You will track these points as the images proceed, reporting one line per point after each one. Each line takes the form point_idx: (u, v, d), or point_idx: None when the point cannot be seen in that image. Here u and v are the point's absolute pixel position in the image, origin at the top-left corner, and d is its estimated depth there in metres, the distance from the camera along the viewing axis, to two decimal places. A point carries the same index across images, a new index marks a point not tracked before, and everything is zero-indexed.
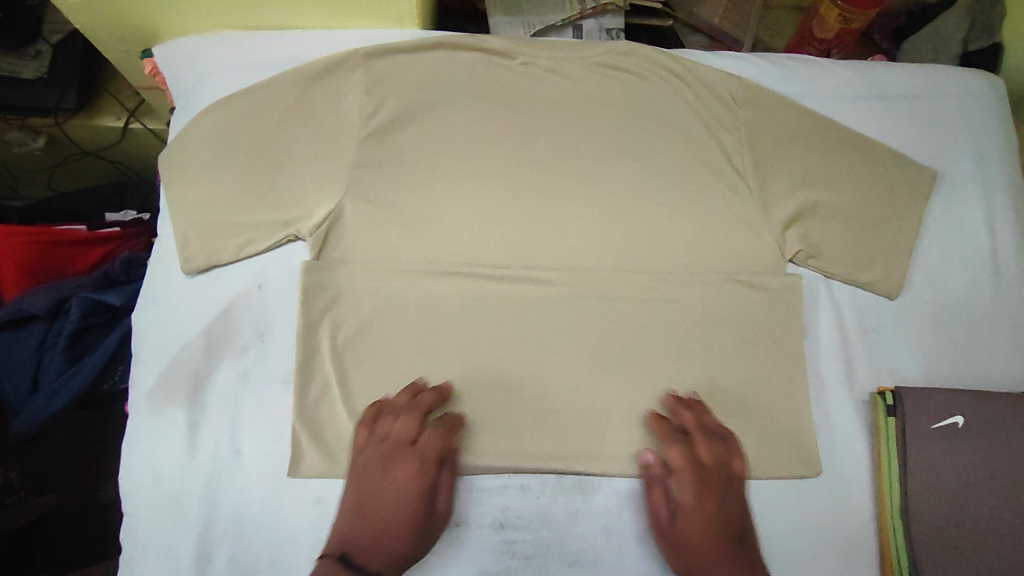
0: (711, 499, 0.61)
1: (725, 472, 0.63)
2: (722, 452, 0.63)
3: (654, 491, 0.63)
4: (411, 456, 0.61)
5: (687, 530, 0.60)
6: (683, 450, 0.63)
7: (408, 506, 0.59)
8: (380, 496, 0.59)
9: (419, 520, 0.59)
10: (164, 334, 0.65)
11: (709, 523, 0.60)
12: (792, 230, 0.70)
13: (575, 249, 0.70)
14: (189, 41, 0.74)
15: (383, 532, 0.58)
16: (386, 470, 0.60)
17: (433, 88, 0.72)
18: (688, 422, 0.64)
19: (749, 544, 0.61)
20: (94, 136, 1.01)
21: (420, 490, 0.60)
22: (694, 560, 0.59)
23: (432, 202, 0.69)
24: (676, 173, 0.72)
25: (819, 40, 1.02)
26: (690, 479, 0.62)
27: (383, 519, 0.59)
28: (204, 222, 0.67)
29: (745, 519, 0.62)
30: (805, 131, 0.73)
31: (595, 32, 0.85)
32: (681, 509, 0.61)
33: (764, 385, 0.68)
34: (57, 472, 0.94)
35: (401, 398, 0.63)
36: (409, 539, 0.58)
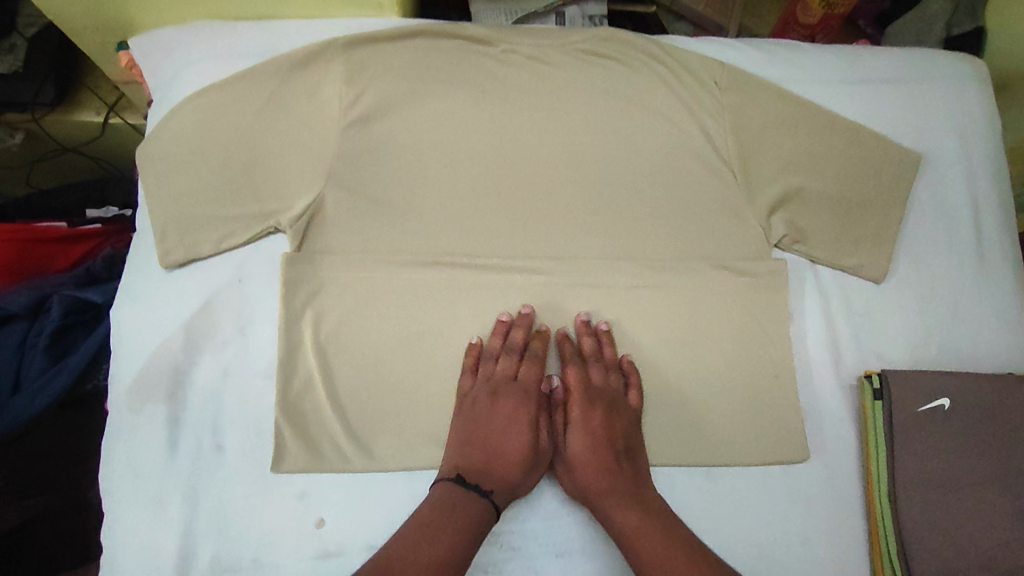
0: (598, 416, 0.64)
1: (610, 397, 0.65)
2: (614, 379, 0.66)
3: (548, 416, 0.65)
4: (514, 391, 0.65)
5: (578, 443, 0.63)
6: (577, 372, 0.66)
7: (516, 435, 0.63)
8: (489, 428, 0.63)
9: (532, 451, 0.62)
10: (143, 330, 0.64)
11: (591, 438, 0.63)
12: (776, 216, 0.71)
13: (559, 237, 0.70)
14: (164, 32, 0.73)
15: (496, 459, 0.61)
16: (494, 405, 0.63)
17: (414, 76, 0.71)
18: (587, 347, 0.66)
19: (637, 462, 0.63)
20: (73, 132, 1.00)
21: (528, 423, 0.64)
22: (579, 473, 0.62)
23: (415, 191, 0.69)
24: (661, 160, 0.72)
25: (803, 25, 1.02)
26: (578, 399, 0.65)
27: (497, 445, 0.62)
28: (181, 216, 0.66)
29: (631, 437, 0.64)
30: (789, 115, 0.72)
31: (578, 18, 0.84)
32: (572, 424, 0.64)
33: (752, 371, 0.68)
34: (42, 476, 0.92)
35: (497, 337, 0.66)
36: (520, 466, 0.61)
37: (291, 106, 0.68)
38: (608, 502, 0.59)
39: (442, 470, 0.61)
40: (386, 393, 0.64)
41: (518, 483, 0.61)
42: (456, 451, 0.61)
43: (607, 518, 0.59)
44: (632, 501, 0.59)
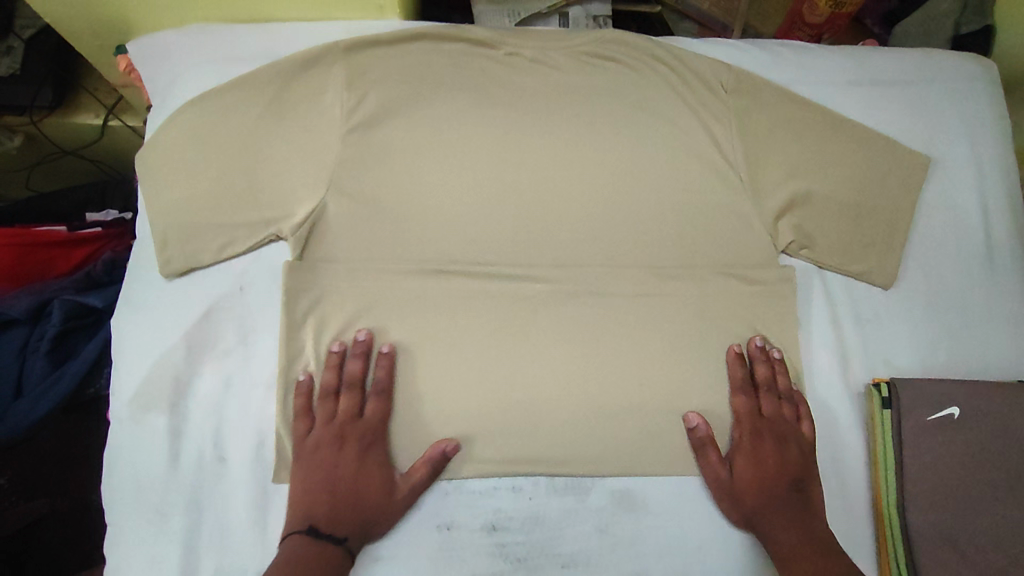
0: (769, 445, 0.64)
1: (784, 428, 0.65)
2: (787, 410, 0.66)
3: (708, 450, 0.64)
4: (358, 429, 0.61)
5: (744, 473, 0.63)
6: (748, 400, 0.65)
7: (365, 476, 0.60)
8: (337, 474, 0.60)
9: (385, 490, 0.60)
10: (144, 339, 0.63)
11: (760, 468, 0.63)
12: (784, 221, 0.70)
13: (563, 244, 0.69)
14: (163, 36, 0.72)
15: (347, 505, 0.59)
16: (340, 448, 0.60)
17: (416, 81, 0.70)
18: (761, 375, 0.66)
19: (807, 494, 0.63)
20: (72, 134, 0.99)
21: (381, 462, 0.61)
22: (745, 502, 0.62)
23: (418, 198, 0.68)
24: (666, 165, 0.71)
25: (809, 24, 1.01)
26: (746, 428, 0.65)
27: (344, 490, 0.59)
28: (182, 224, 0.65)
29: (804, 469, 0.64)
30: (796, 119, 0.72)
31: (582, 19, 0.83)
32: (739, 453, 0.64)
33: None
34: (49, 476, 0.94)
35: (331, 371, 0.63)
36: (369, 508, 0.59)
37: (292, 113, 0.67)
38: (779, 532, 0.61)
39: (290, 524, 0.58)
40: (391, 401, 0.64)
41: (376, 526, 0.60)
42: (305, 502, 0.59)
43: (772, 545, 0.61)
44: (801, 531, 0.60)
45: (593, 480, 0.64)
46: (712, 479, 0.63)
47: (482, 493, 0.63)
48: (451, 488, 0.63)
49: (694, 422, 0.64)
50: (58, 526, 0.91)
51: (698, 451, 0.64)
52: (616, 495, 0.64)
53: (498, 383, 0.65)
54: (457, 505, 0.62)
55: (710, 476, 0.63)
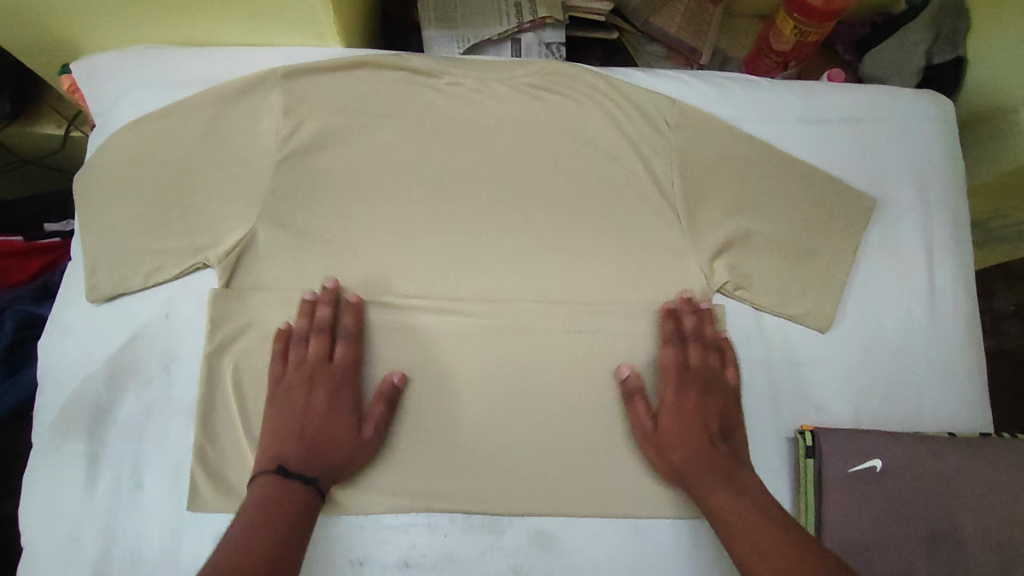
0: (693, 395, 0.64)
1: (709, 376, 0.65)
2: (713, 360, 0.66)
3: (636, 401, 0.65)
4: (329, 373, 0.62)
5: (667, 422, 0.63)
6: (675, 351, 0.65)
7: (335, 417, 0.61)
8: (307, 416, 0.60)
9: (355, 429, 0.61)
10: (70, 365, 0.63)
11: (685, 419, 0.63)
12: (721, 260, 0.69)
13: (495, 278, 0.69)
14: (107, 57, 0.73)
15: (318, 445, 0.59)
16: (310, 390, 0.61)
17: (353, 110, 0.70)
18: (689, 326, 0.66)
19: (732, 439, 0.63)
20: (36, 144, 1.00)
21: (349, 401, 0.62)
22: (672, 454, 0.62)
23: (352, 227, 0.68)
24: (602, 199, 0.71)
25: (775, 52, 1.00)
26: (673, 379, 0.65)
27: (313, 429, 0.60)
28: (114, 249, 0.66)
29: (727, 417, 0.64)
30: (735, 157, 0.72)
31: (534, 45, 0.82)
32: (665, 405, 0.64)
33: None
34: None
35: (302, 321, 0.64)
36: (338, 448, 0.60)
37: (229, 140, 0.68)
38: (705, 485, 0.59)
39: (261, 465, 0.58)
40: None
41: (345, 464, 0.60)
42: (275, 443, 0.59)
43: (701, 499, 0.59)
44: (726, 482, 0.59)
45: (511, 520, 0.64)
46: (642, 432, 0.64)
47: (397, 529, 0.63)
48: (366, 522, 0.62)
49: (626, 374, 0.66)
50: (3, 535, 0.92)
51: (629, 402, 0.65)
52: (534, 535, 0.63)
53: (422, 417, 0.65)
54: (371, 541, 0.62)
55: (640, 427, 0.64)
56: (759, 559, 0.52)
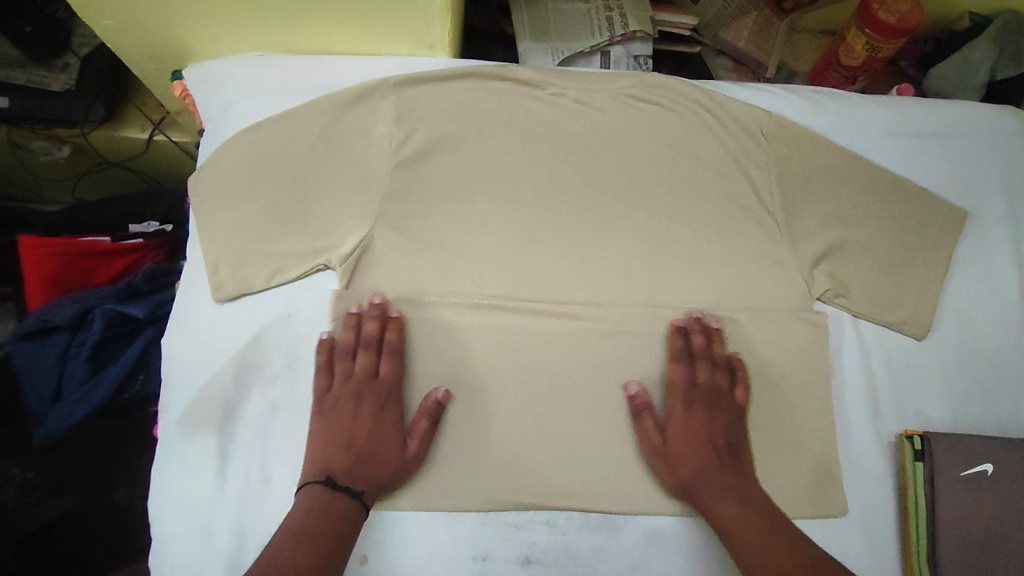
0: (701, 413, 0.66)
1: (718, 393, 0.67)
2: (721, 377, 0.68)
3: (645, 416, 0.66)
4: (375, 389, 0.64)
5: (677, 443, 0.65)
6: (684, 368, 0.67)
7: (380, 433, 0.63)
8: (354, 429, 0.63)
9: (398, 446, 0.63)
10: (195, 362, 0.65)
11: (692, 434, 0.65)
12: (819, 269, 0.72)
13: (600, 283, 0.72)
14: (219, 64, 0.75)
15: (363, 459, 0.61)
16: (356, 405, 0.63)
17: (461, 119, 0.72)
18: (698, 344, 0.68)
19: (739, 456, 0.65)
20: (119, 147, 1.02)
21: (392, 419, 0.64)
22: (679, 469, 0.64)
23: (462, 232, 0.70)
24: (702, 209, 0.74)
25: (844, 66, 1.02)
26: (679, 395, 0.67)
27: (359, 445, 0.62)
28: (234, 250, 0.68)
29: (734, 434, 0.66)
30: (831, 168, 0.75)
31: (623, 58, 0.84)
32: (673, 421, 0.66)
33: (786, 422, 0.69)
34: (75, 474, 1.09)
35: (348, 334, 0.66)
36: (384, 463, 0.62)
37: (344, 145, 0.70)
38: (715, 499, 0.61)
39: (307, 476, 0.61)
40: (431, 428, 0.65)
41: (393, 480, 0.62)
42: (322, 456, 0.62)
43: (710, 512, 0.61)
44: (734, 496, 0.61)
45: (627, 518, 0.65)
46: (649, 446, 0.66)
47: (519, 526, 0.64)
48: (487, 518, 0.64)
49: (633, 391, 0.67)
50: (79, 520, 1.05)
51: (636, 417, 0.66)
52: (648, 534, 0.65)
53: (536, 417, 0.67)
54: (494, 536, 0.64)
55: (647, 442, 0.66)
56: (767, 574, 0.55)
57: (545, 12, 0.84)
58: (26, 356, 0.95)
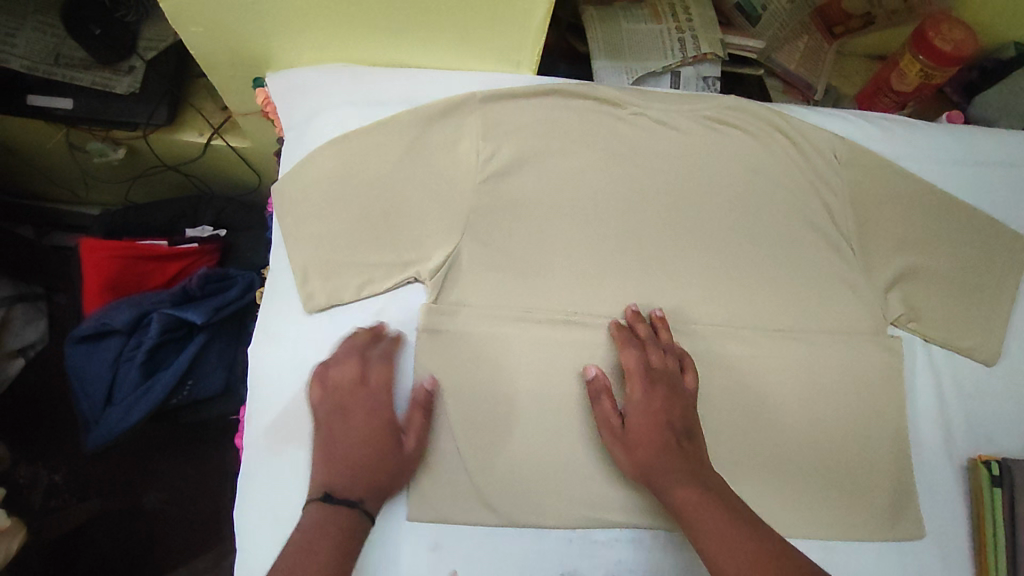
0: (661, 395, 0.64)
1: (673, 377, 0.65)
2: (673, 361, 0.67)
3: (602, 398, 0.65)
4: (363, 396, 0.63)
5: (637, 424, 0.62)
6: (637, 352, 0.66)
7: (374, 436, 0.61)
8: (348, 439, 0.61)
9: (394, 446, 0.62)
10: (286, 373, 0.67)
11: (652, 419, 0.62)
12: (893, 293, 0.74)
13: (679, 302, 0.73)
14: (305, 73, 0.75)
15: (361, 465, 0.60)
16: (346, 417, 0.62)
17: (546, 138, 0.74)
18: (644, 332, 0.68)
19: (695, 440, 0.63)
20: (177, 151, 1.02)
21: (388, 425, 0.62)
22: (637, 451, 0.62)
23: (545, 248, 0.72)
24: (778, 232, 0.75)
25: (895, 92, 1.04)
26: (640, 379, 0.65)
27: (355, 453, 0.60)
28: (324, 259, 0.69)
29: (688, 419, 0.64)
30: (902, 195, 0.77)
31: (692, 80, 0.85)
32: (633, 407, 0.64)
33: (860, 443, 0.71)
34: (101, 481, 1.25)
35: (342, 350, 0.65)
36: (383, 464, 0.61)
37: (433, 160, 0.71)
38: (676, 485, 0.59)
39: (312, 494, 0.59)
40: (519, 443, 0.66)
41: (389, 490, 0.61)
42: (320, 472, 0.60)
43: (671, 499, 0.59)
44: (695, 483, 0.59)
45: None
46: (611, 432, 0.64)
47: (605, 543, 0.65)
48: (574, 535, 0.65)
49: (591, 375, 0.66)
50: (107, 526, 1.20)
51: (592, 401, 0.65)
52: None
53: None
54: (582, 553, 0.65)
55: (606, 429, 0.64)
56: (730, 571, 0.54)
57: (619, 31, 0.84)
58: (79, 359, 0.95)
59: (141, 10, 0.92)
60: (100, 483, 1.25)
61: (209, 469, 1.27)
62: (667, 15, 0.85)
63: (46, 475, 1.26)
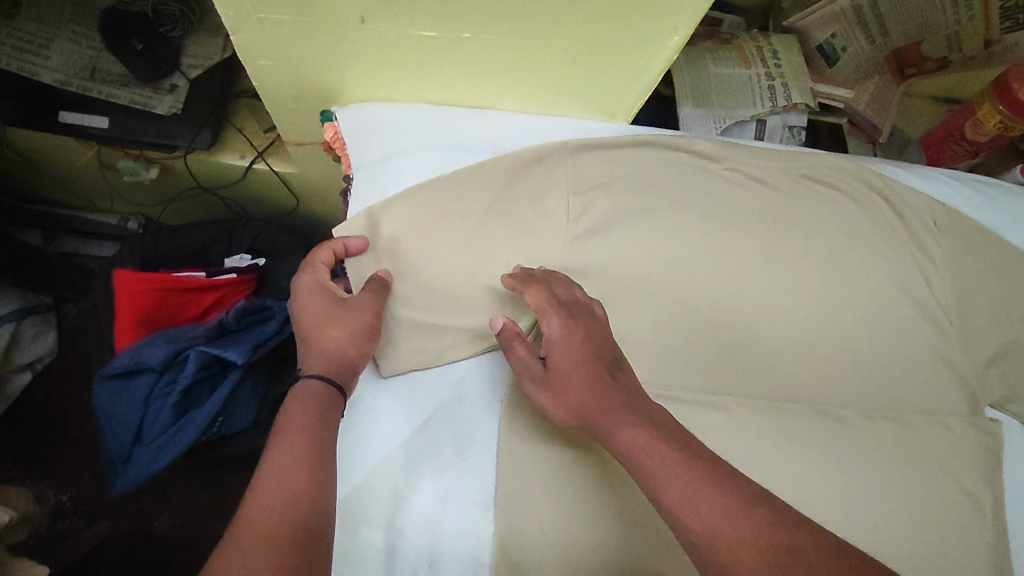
0: (581, 327, 0.56)
1: (589, 309, 0.58)
2: (581, 294, 0.60)
3: (516, 345, 0.58)
4: (312, 278, 0.63)
5: (558, 364, 0.54)
6: (540, 290, 0.59)
7: (327, 306, 0.61)
8: (303, 317, 0.61)
9: (346, 308, 0.61)
10: (360, 444, 0.61)
11: (579, 352, 0.54)
12: (994, 370, 0.70)
13: (776, 374, 0.67)
14: (381, 109, 0.70)
15: (315, 335, 0.59)
16: (298, 301, 0.62)
17: (639, 194, 0.70)
18: (541, 274, 0.61)
19: (625, 371, 0.54)
20: (216, 173, 0.96)
21: (333, 297, 0.62)
22: (569, 397, 0.53)
23: (632, 315, 0.66)
24: (879, 300, 0.70)
25: (968, 141, 0.96)
26: (557, 314, 0.56)
27: (312, 327, 0.60)
28: (409, 320, 0.65)
29: (614, 348, 0.55)
30: (1000, 267, 0.73)
31: (779, 128, 0.82)
32: (555, 343, 0.55)
33: (979, 542, 0.63)
34: (110, 504, 1.12)
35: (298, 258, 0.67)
36: (338, 326, 0.59)
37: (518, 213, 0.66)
38: (617, 423, 0.49)
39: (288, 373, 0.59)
40: (611, 529, 0.59)
41: (350, 362, 0.59)
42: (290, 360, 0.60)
43: (613, 440, 0.49)
44: (640, 416, 0.49)
45: None
46: (538, 376, 0.56)
47: None
48: None
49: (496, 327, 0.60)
50: (118, 549, 1.09)
51: (506, 350, 0.59)
52: None
53: None
54: None
55: (529, 376, 0.57)
56: (693, 512, 0.42)
57: (707, 75, 0.81)
58: (107, 397, 0.88)
59: (186, 23, 0.84)
60: (108, 503, 1.12)
61: (226, 491, 1.14)
62: (757, 60, 0.83)
63: (53, 495, 1.11)
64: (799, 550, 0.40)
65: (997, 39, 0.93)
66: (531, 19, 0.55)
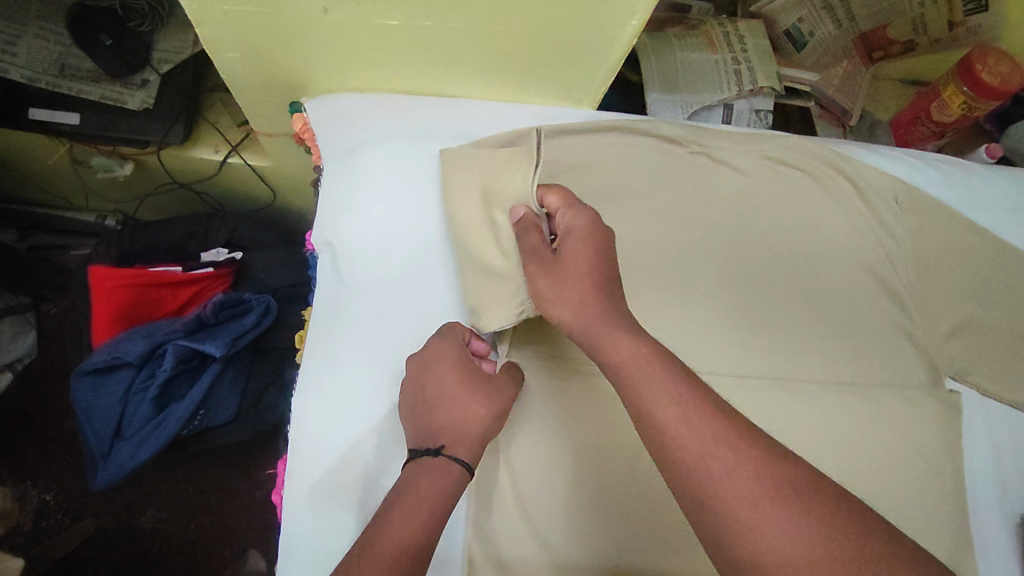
0: (603, 233, 0.54)
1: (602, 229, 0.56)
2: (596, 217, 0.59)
3: (530, 231, 0.57)
4: (456, 357, 0.58)
5: (570, 256, 0.52)
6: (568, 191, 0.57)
7: (476, 394, 0.56)
8: (446, 396, 0.56)
9: (491, 399, 0.57)
10: (333, 428, 0.61)
11: (593, 246, 0.52)
12: (953, 341, 0.72)
13: (743, 349, 0.68)
14: (349, 99, 0.70)
15: (465, 424, 0.55)
16: (441, 377, 0.57)
17: (606, 177, 0.72)
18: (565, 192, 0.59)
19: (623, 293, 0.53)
20: (190, 168, 0.96)
21: (478, 374, 0.58)
22: (570, 288, 0.51)
23: None
24: (846, 276, 0.72)
25: (934, 122, 0.97)
26: (584, 213, 0.55)
27: (463, 412, 0.55)
28: (377, 308, 0.65)
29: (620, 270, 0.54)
30: (960, 241, 0.75)
31: (746, 113, 0.83)
32: (573, 233, 0.53)
33: (935, 507, 0.65)
34: (93, 501, 1.12)
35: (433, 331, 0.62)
36: (486, 418, 0.56)
37: (478, 194, 0.64)
38: (609, 336, 0.48)
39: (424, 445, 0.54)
40: (578, 504, 0.61)
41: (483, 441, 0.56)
42: (425, 434, 0.55)
43: (608, 353, 0.48)
44: (634, 331, 0.48)
45: None
46: (543, 261, 0.53)
47: None
48: None
49: (519, 214, 0.59)
50: (103, 544, 1.09)
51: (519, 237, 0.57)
52: None
53: None
54: None
55: (534, 259, 0.54)
56: (687, 437, 0.43)
57: (674, 60, 0.83)
58: (85, 394, 0.88)
59: (157, 18, 0.84)
60: (91, 500, 1.12)
61: (207, 484, 1.14)
62: (723, 45, 0.84)
63: (36, 494, 1.11)
64: (790, 477, 0.41)
65: (962, 20, 0.96)
66: (491, 7, 0.56)
